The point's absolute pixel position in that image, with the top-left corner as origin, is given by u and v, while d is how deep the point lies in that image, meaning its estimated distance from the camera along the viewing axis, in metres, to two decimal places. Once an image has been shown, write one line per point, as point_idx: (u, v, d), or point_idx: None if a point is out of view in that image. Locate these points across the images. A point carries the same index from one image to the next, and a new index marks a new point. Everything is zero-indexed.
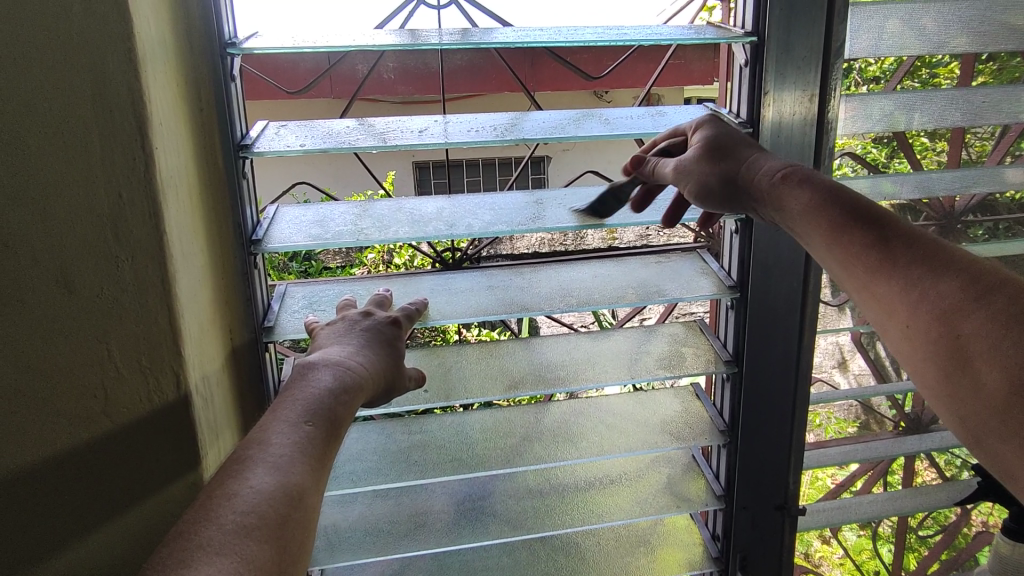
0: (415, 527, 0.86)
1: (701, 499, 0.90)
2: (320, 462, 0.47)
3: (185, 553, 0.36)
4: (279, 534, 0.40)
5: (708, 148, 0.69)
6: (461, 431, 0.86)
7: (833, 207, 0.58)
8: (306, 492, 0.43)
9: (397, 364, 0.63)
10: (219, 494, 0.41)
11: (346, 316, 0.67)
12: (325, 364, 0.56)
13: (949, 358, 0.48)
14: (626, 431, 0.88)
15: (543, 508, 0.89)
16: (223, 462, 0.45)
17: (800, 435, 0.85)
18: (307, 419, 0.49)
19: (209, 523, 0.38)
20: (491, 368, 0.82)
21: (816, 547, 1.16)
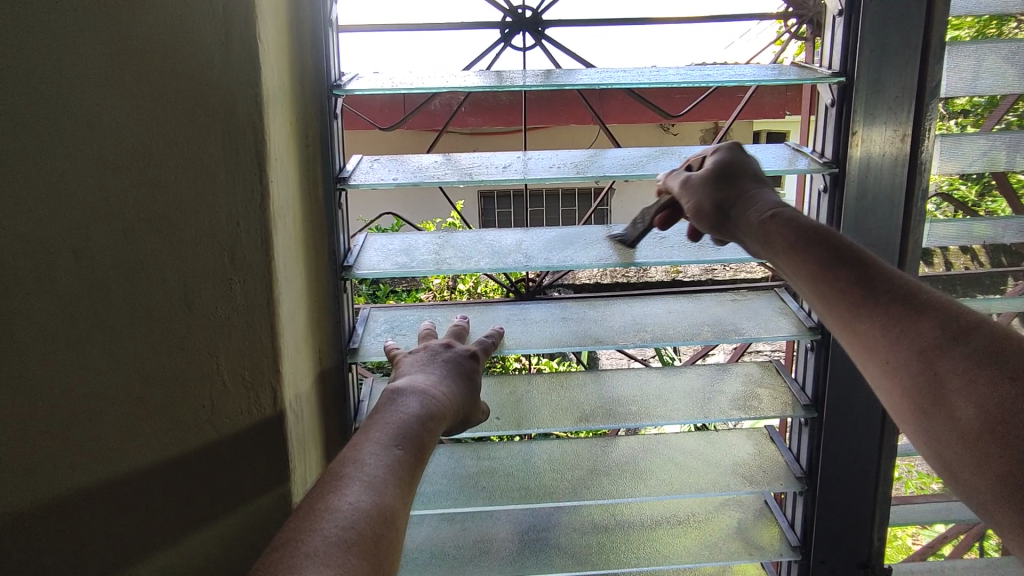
0: (479, 553, 0.86)
1: (775, 548, 0.86)
2: (409, 486, 0.49)
3: (294, 559, 0.39)
4: (374, 550, 0.42)
5: (717, 169, 0.69)
6: (528, 460, 0.87)
7: (815, 244, 0.56)
8: (397, 512, 0.46)
9: (473, 398, 0.66)
10: (322, 506, 0.44)
11: (428, 346, 0.70)
12: (411, 391, 0.59)
13: (924, 394, 0.45)
14: (696, 471, 0.86)
15: (608, 544, 0.88)
16: (321, 477, 0.47)
17: (886, 487, 0.81)
18: (396, 443, 0.51)
19: (314, 536, 0.42)
20: (561, 399, 0.83)
21: None
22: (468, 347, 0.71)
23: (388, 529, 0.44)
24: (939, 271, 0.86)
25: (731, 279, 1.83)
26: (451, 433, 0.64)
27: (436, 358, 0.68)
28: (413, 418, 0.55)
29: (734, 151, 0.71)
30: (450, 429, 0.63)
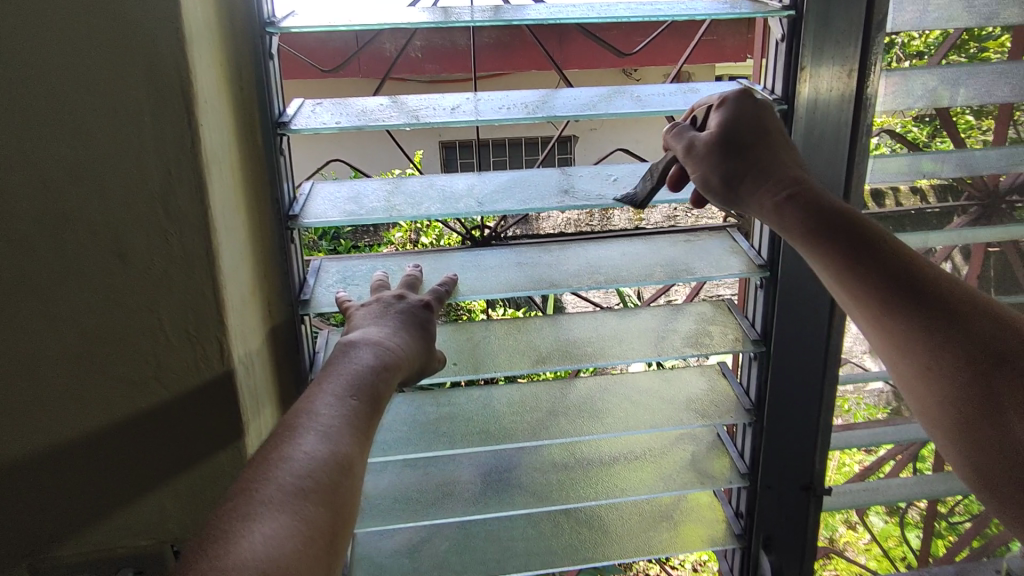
0: (442, 496, 0.88)
1: (725, 476, 0.91)
2: (367, 433, 0.49)
3: (248, 508, 0.41)
4: (336, 496, 0.43)
5: (723, 135, 0.66)
6: (488, 405, 0.88)
7: (847, 242, 0.58)
8: (354, 460, 0.46)
9: (427, 348, 0.66)
10: (275, 456, 0.44)
11: (381, 298, 0.69)
12: (364, 343, 0.59)
13: (980, 404, 0.52)
14: (651, 408, 0.89)
15: (567, 481, 0.91)
16: (276, 429, 0.48)
17: (828, 415, 0.85)
18: (352, 394, 0.51)
19: (270, 489, 0.42)
20: (518, 343, 0.84)
21: (841, 532, 1.04)
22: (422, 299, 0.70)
23: (346, 477, 0.44)
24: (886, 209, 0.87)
25: (690, 223, 1.85)
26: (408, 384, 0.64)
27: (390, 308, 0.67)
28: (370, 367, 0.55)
29: (745, 101, 0.67)
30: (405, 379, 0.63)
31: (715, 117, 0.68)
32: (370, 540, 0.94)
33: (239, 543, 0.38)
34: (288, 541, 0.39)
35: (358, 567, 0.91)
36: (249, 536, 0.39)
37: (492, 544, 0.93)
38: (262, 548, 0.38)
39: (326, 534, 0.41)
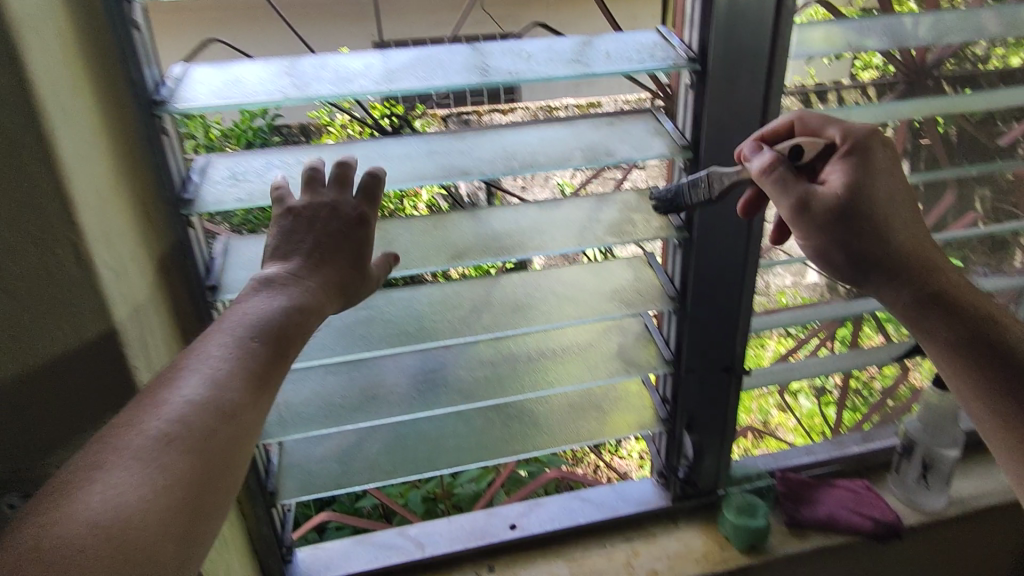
0: (368, 400, 0.87)
1: (651, 363, 0.91)
2: (254, 379, 0.53)
3: (116, 442, 0.47)
4: (207, 447, 0.48)
5: (849, 193, 0.68)
6: (409, 306, 0.84)
7: (916, 301, 0.67)
8: (237, 407, 0.51)
9: (357, 274, 0.65)
10: (153, 401, 0.49)
11: (300, 222, 0.64)
12: (276, 288, 0.60)
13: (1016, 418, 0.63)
14: (576, 300, 0.87)
15: (496, 377, 0.91)
16: (162, 372, 0.53)
17: (749, 297, 0.87)
18: (253, 335, 0.55)
19: (134, 438, 0.47)
20: (435, 238, 0.79)
21: (773, 415, 1.07)
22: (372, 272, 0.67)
23: (217, 431, 0.49)
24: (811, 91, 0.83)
25: None
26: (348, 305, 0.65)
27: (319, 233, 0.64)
28: (276, 308, 0.57)
29: (869, 154, 0.70)
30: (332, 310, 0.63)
31: (836, 171, 0.70)
32: (298, 448, 0.92)
33: (78, 498, 0.43)
34: (134, 497, 0.43)
35: (286, 476, 0.89)
36: (94, 488, 0.43)
37: (424, 443, 0.93)
38: (101, 499, 0.43)
39: (190, 478, 0.46)
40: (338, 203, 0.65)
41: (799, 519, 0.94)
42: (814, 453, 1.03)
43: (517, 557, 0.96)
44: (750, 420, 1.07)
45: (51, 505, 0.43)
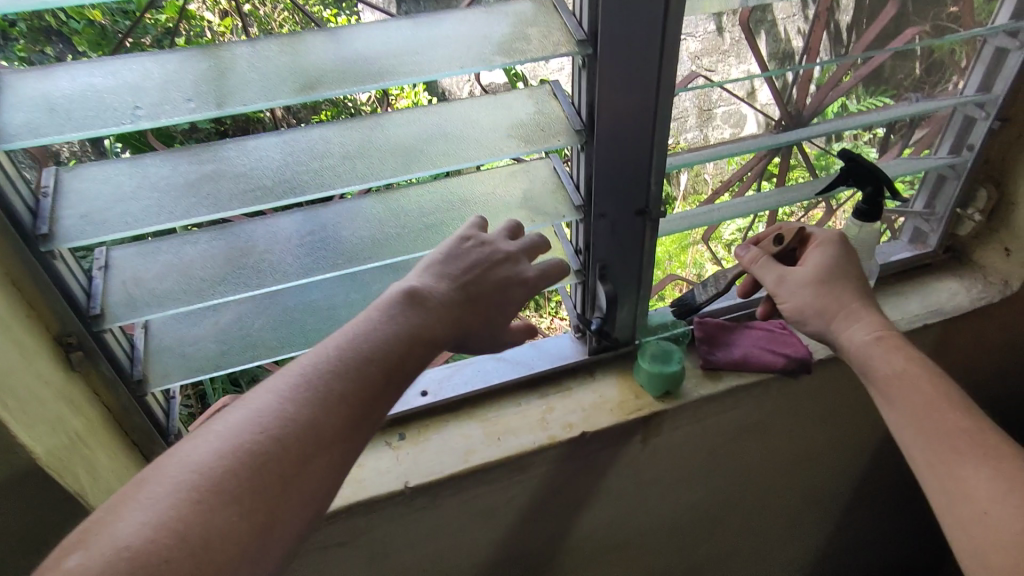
0: (235, 271, 0.75)
1: (558, 211, 0.82)
2: (357, 411, 0.57)
3: (204, 448, 0.51)
4: (296, 480, 0.52)
5: (823, 278, 0.82)
6: (265, 157, 0.70)
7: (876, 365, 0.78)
8: (331, 434, 0.54)
9: (478, 314, 0.70)
10: (253, 407, 0.53)
11: (468, 247, 0.72)
12: (426, 306, 0.66)
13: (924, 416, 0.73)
14: (465, 140, 0.75)
15: (385, 238, 0.79)
16: (269, 377, 0.57)
17: (665, 129, 0.76)
18: (371, 362, 0.58)
19: (224, 432, 0.52)
20: (281, 65, 0.63)
21: None
22: (530, 274, 0.75)
23: (311, 458, 0.53)
24: None
25: None
26: (462, 349, 0.71)
27: (473, 266, 0.71)
28: (400, 339, 0.61)
29: (839, 248, 0.84)
30: (453, 340, 0.68)
31: (813, 252, 0.84)
32: (168, 328, 0.81)
33: (159, 494, 0.48)
34: (223, 515, 0.48)
35: (155, 360, 0.79)
36: (177, 488, 0.48)
37: (315, 314, 0.84)
38: (189, 508, 0.47)
39: (269, 502, 0.50)
40: (509, 255, 0.73)
41: (713, 360, 0.94)
42: (731, 298, 1.00)
43: (429, 422, 0.91)
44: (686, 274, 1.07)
45: (129, 501, 0.47)
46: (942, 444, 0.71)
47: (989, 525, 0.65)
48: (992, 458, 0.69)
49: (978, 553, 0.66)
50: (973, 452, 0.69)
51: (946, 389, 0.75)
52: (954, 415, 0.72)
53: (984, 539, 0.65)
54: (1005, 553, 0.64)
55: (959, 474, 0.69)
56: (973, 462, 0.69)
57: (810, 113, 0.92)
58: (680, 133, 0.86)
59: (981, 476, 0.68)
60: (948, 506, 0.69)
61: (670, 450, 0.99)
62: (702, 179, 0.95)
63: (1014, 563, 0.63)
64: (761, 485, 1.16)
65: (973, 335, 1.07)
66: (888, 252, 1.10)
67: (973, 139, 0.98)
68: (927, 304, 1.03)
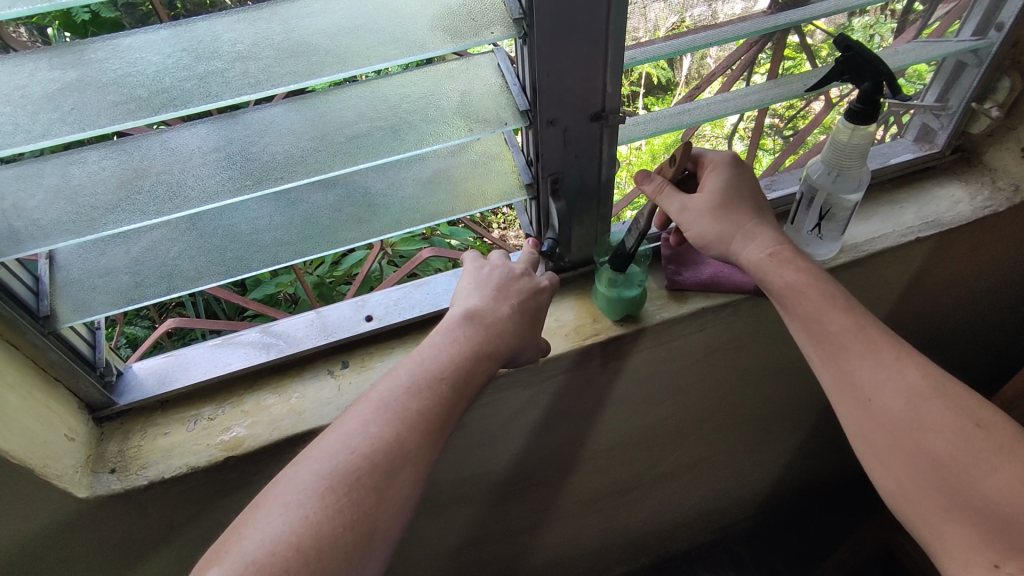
0: (128, 196, 0.66)
1: (499, 117, 0.71)
2: (432, 425, 0.63)
3: (299, 469, 0.59)
4: (389, 489, 0.59)
5: (722, 198, 0.78)
6: (139, 62, 0.59)
7: (772, 274, 0.76)
8: (414, 451, 0.61)
9: (527, 330, 0.74)
10: (343, 434, 0.61)
11: (505, 265, 0.78)
12: (480, 325, 0.70)
13: (818, 320, 0.74)
14: (376, 33, 0.62)
15: (302, 155, 0.69)
16: (353, 405, 0.64)
17: (622, 14, 0.64)
18: (442, 377, 0.65)
19: (324, 456, 0.59)
20: None
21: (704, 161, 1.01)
22: (545, 282, 0.78)
23: (399, 470, 0.59)
24: None
25: None
26: (515, 363, 0.76)
27: (514, 284, 0.76)
28: (465, 356, 0.68)
29: (731, 168, 0.80)
30: (511, 356, 0.73)
31: (708, 176, 0.79)
32: (74, 258, 0.73)
33: (278, 515, 0.55)
34: (329, 527, 0.55)
35: (64, 293, 0.72)
36: (291, 509, 0.55)
37: (236, 240, 0.75)
38: (301, 524, 0.55)
39: (371, 508, 0.57)
40: (527, 273, 0.77)
41: (679, 281, 0.89)
42: None
43: (374, 349, 0.88)
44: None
45: (251, 517, 0.56)
46: (830, 347, 0.73)
47: (870, 408, 0.70)
48: (872, 346, 0.71)
49: (862, 432, 0.71)
50: (856, 346, 0.72)
51: (832, 293, 0.75)
52: (839, 316, 0.73)
53: (867, 421, 0.70)
54: (886, 433, 0.69)
55: (845, 368, 0.72)
56: (856, 358, 0.71)
57: None
58: (686, 8, 0.71)
59: (864, 366, 0.71)
60: (837, 395, 0.73)
61: (631, 373, 0.95)
62: (707, 62, 0.81)
63: (891, 440, 0.68)
64: (732, 399, 1.13)
65: (971, 247, 0.98)
66: (888, 153, 0.99)
67: (1003, 18, 0.82)
68: (924, 215, 0.93)
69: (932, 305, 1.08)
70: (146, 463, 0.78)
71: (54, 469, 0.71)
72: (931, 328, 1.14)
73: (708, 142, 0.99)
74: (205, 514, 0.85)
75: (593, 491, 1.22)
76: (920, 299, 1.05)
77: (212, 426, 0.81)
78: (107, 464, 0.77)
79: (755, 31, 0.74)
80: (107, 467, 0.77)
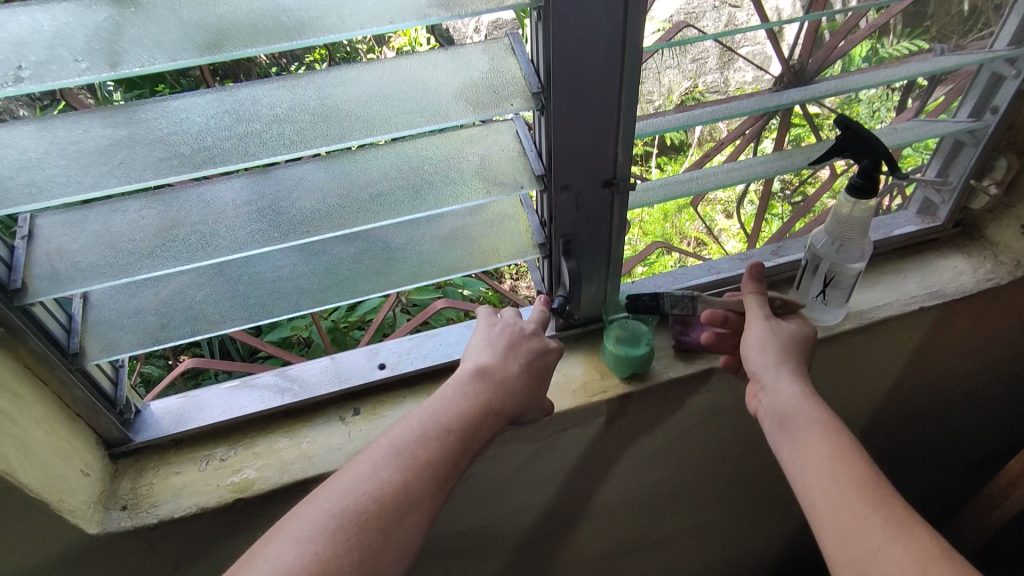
0: (164, 243, 0.70)
1: (516, 182, 0.75)
2: (439, 474, 0.64)
3: (308, 510, 0.59)
4: (393, 535, 0.59)
5: (800, 342, 0.80)
6: (185, 120, 0.64)
7: (809, 404, 0.72)
8: (420, 498, 0.62)
9: (534, 389, 0.76)
10: (354, 477, 0.62)
11: (516, 326, 0.80)
12: (488, 381, 0.72)
13: (844, 455, 0.67)
14: (407, 101, 0.67)
15: (329, 207, 0.73)
16: (365, 450, 0.65)
17: (633, 90, 0.68)
18: (450, 429, 0.67)
19: (334, 498, 0.60)
20: (194, 17, 0.56)
21: (718, 222, 1.06)
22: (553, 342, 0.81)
23: (404, 517, 0.60)
24: None
25: None
26: (520, 422, 0.77)
27: (523, 342, 0.79)
28: (474, 409, 0.70)
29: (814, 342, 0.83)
30: (517, 413, 0.75)
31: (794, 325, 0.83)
32: (107, 299, 0.77)
33: (288, 548, 0.56)
34: (336, 565, 0.56)
35: (94, 331, 0.76)
36: (302, 544, 0.56)
37: (259, 287, 0.79)
38: (312, 560, 0.55)
39: (376, 552, 0.58)
40: (537, 332, 0.80)
41: (686, 342, 0.90)
42: (717, 272, 0.99)
43: (385, 397, 0.89)
44: (694, 227, 1.06)
45: (258, 549, 0.57)
46: (846, 485, 0.64)
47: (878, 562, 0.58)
48: (891, 502, 0.63)
49: None
50: (874, 495, 0.63)
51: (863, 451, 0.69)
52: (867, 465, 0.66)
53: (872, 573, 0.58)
54: None
55: (857, 512, 0.62)
56: (869, 504, 0.62)
57: (815, 67, 0.83)
58: (699, 75, 0.78)
59: (879, 518, 0.61)
60: (844, 543, 0.61)
61: (637, 431, 0.95)
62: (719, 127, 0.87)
63: None
64: (739, 460, 1.13)
65: (976, 318, 0.99)
66: (891, 224, 1.02)
67: (998, 102, 0.87)
68: (927, 285, 0.95)
69: (939, 373, 1.08)
70: (156, 501, 0.79)
71: (69, 503, 0.73)
72: (939, 396, 1.14)
73: (719, 204, 1.03)
74: (207, 556, 0.85)
75: (596, 551, 1.20)
76: (928, 368, 1.05)
77: (223, 467, 0.82)
78: (119, 500, 0.79)
79: (759, 109, 0.78)
80: (118, 504, 0.79)
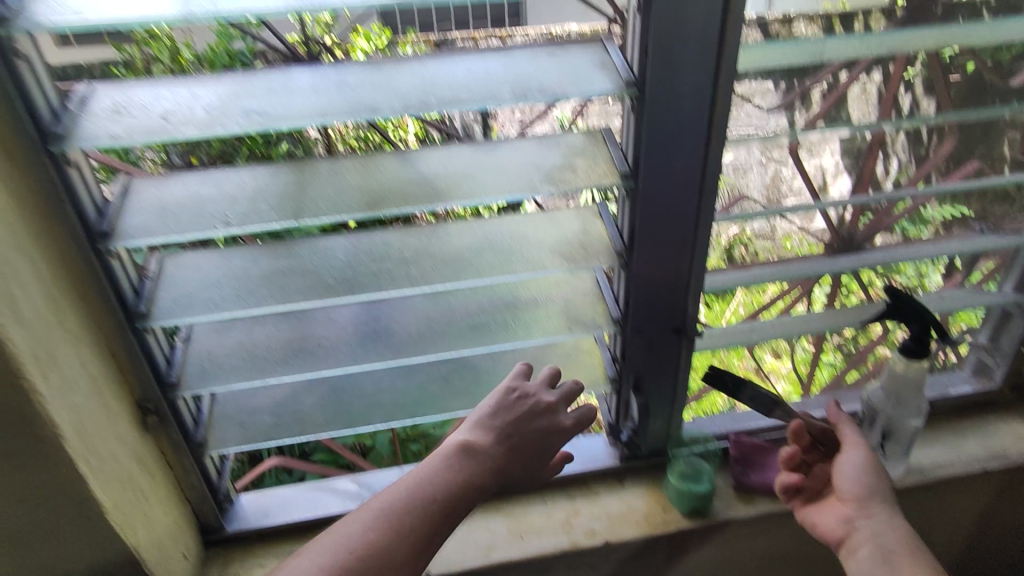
0: (294, 354, 0.82)
1: (597, 323, 0.85)
2: (421, 541, 0.68)
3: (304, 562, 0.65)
4: None
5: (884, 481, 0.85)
6: (332, 255, 0.79)
7: (915, 545, 0.79)
8: (397, 560, 0.66)
9: (524, 469, 0.77)
10: (343, 533, 0.67)
11: (519, 405, 0.79)
12: (477, 456, 0.74)
13: None
14: (511, 251, 0.80)
15: (434, 332, 0.85)
16: (357, 507, 0.70)
17: (703, 252, 0.80)
18: (435, 498, 0.70)
19: (319, 555, 0.66)
20: (360, 182, 0.72)
21: (768, 361, 1.09)
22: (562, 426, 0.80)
23: None
24: (790, 56, 0.70)
25: None
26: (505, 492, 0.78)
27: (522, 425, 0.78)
28: (459, 485, 0.71)
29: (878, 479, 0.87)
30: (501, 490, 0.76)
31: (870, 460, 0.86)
32: (232, 397, 0.89)
33: None
34: None
35: (217, 425, 0.87)
36: None
37: (361, 397, 0.90)
38: None
39: None
40: (545, 418, 0.79)
41: (746, 483, 0.94)
42: None
43: None
44: (743, 364, 1.08)
45: None
46: None
47: None
48: None
49: None
50: None
51: None
52: None
53: None
54: None
55: None
56: None
57: (863, 236, 0.91)
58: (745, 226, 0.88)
59: None
60: None
61: (697, 569, 0.96)
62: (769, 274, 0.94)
63: None
64: None
65: None
66: (947, 383, 1.05)
67: None
68: (989, 448, 0.98)
69: (1009, 538, 1.06)
70: None
71: None
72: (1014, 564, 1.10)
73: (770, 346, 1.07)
74: None
75: None
76: (998, 530, 1.04)
77: None
78: None
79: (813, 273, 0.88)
80: None
